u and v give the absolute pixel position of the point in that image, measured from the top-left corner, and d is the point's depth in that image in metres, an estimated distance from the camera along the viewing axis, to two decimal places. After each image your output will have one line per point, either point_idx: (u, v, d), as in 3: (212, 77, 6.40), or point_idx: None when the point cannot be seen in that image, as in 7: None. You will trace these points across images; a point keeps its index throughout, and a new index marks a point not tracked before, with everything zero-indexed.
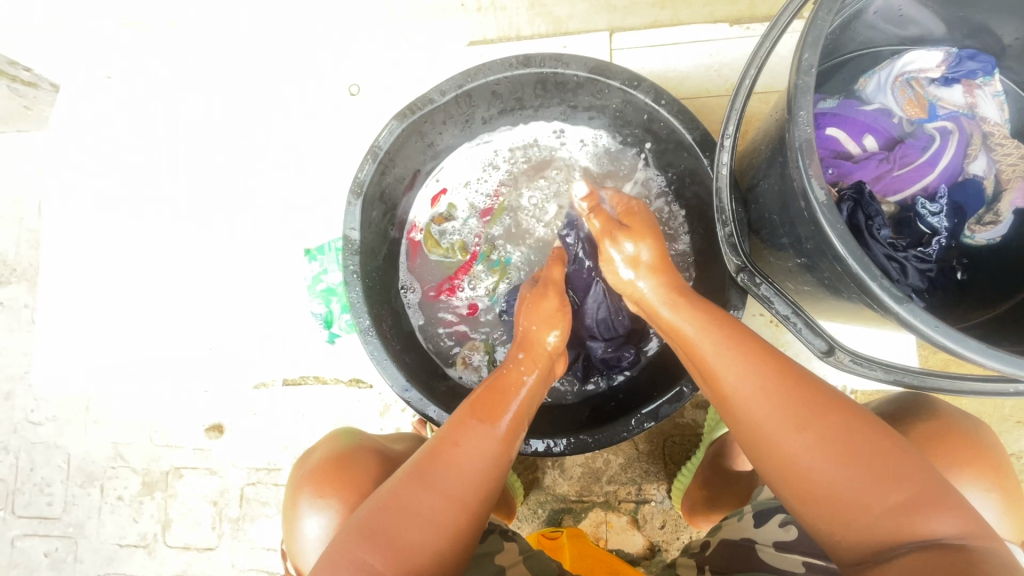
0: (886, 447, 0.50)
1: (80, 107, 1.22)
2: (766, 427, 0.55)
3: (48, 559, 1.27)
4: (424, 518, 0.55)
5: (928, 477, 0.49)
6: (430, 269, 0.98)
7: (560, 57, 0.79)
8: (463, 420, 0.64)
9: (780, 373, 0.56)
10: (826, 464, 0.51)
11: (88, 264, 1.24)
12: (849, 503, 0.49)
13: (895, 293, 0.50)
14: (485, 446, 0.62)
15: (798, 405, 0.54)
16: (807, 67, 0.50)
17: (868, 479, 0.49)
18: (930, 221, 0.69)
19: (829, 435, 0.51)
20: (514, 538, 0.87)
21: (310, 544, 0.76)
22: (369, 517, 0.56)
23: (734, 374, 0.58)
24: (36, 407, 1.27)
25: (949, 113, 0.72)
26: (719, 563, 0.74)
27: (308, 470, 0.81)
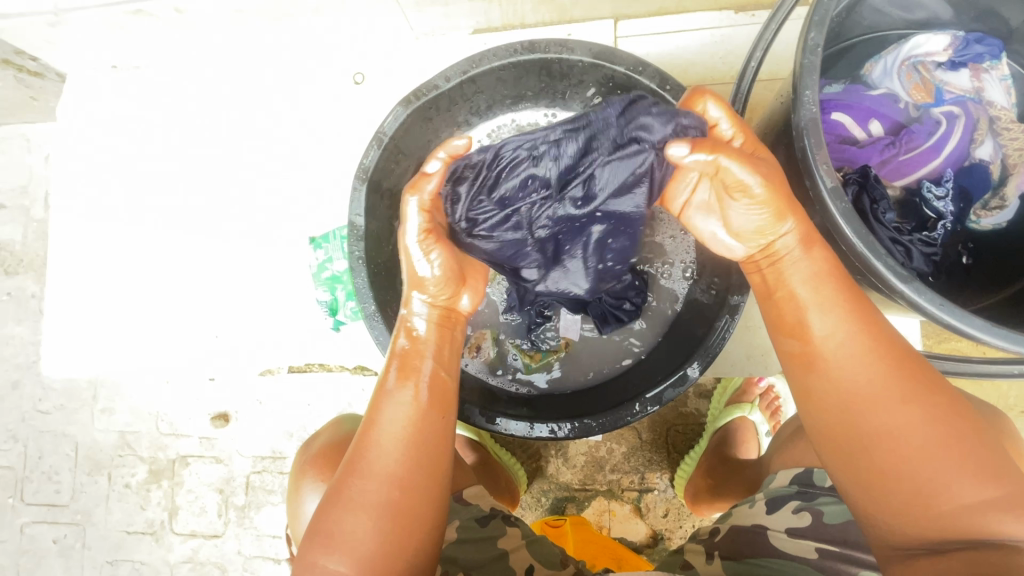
0: (972, 440, 0.48)
1: (85, 98, 1.23)
2: (857, 396, 0.52)
3: (57, 545, 1.29)
4: (357, 505, 0.58)
5: (1019, 482, 0.47)
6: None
7: (565, 43, 0.79)
8: (377, 400, 0.64)
9: (887, 345, 0.53)
10: (908, 447, 0.49)
11: (94, 253, 1.24)
12: (923, 487, 0.48)
13: (900, 271, 0.50)
14: (400, 417, 0.62)
15: (902, 381, 0.51)
16: (812, 47, 0.51)
17: (954, 470, 0.47)
18: (936, 205, 0.69)
19: (922, 419, 0.49)
20: (516, 522, 0.87)
21: None
22: (316, 520, 0.59)
23: (834, 334, 0.54)
24: (44, 396, 1.28)
25: (955, 97, 0.71)
26: (729, 548, 0.73)
27: (311, 455, 0.83)
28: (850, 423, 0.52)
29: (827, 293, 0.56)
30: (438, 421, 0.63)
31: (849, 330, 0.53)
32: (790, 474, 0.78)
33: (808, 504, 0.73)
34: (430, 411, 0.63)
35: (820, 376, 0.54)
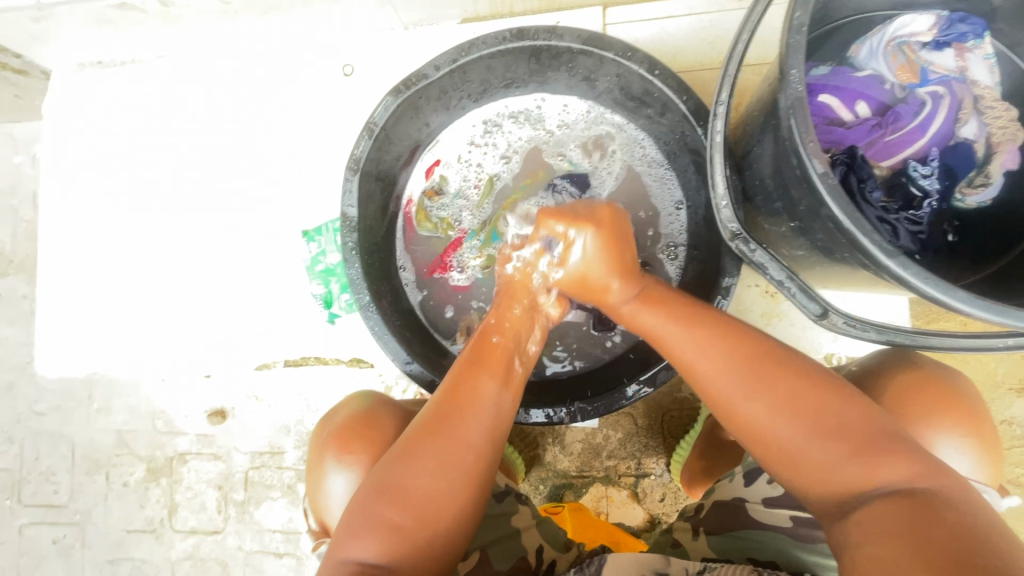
0: (831, 404, 0.56)
1: (68, 95, 1.22)
2: (726, 400, 0.60)
3: (57, 546, 1.29)
4: (436, 467, 0.59)
5: (888, 433, 0.54)
6: (422, 246, 0.99)
7: (553, 29, 0.79)
8: (463, 372, 0.67)
9: (738, 343, 0.61)
10: (786, 437, 0.56)
11: (86, 252, 1.24)
12: (813, 458, 0.55)
13: (886, 248, 0.50)
14: (495, 398, 0.65)
15: (750, 371, 0.59)
16: (798, 27, 0.51)
17: (828, 438, 0.54)
18: (922, 183, 0.70)
19: (783, 398, 0.57)
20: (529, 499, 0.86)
21: (335, 500, 0.78)
22: (381, 475, 0.60)
23: (695, 351, 0.62)
24: (39, 397, 1.28)
25: (940, 77, 0.72)
26: (714, 524, 0.74)
27: (332, 430, 0.82)
28: (737, 423, 0.60)
29: (676, 322, 0.65)
30: (512, 408, 0.67)
31: (697, 343, 0.62)
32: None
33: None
34: (509, 395, 0.67)
35: (701, 394, 0.62)
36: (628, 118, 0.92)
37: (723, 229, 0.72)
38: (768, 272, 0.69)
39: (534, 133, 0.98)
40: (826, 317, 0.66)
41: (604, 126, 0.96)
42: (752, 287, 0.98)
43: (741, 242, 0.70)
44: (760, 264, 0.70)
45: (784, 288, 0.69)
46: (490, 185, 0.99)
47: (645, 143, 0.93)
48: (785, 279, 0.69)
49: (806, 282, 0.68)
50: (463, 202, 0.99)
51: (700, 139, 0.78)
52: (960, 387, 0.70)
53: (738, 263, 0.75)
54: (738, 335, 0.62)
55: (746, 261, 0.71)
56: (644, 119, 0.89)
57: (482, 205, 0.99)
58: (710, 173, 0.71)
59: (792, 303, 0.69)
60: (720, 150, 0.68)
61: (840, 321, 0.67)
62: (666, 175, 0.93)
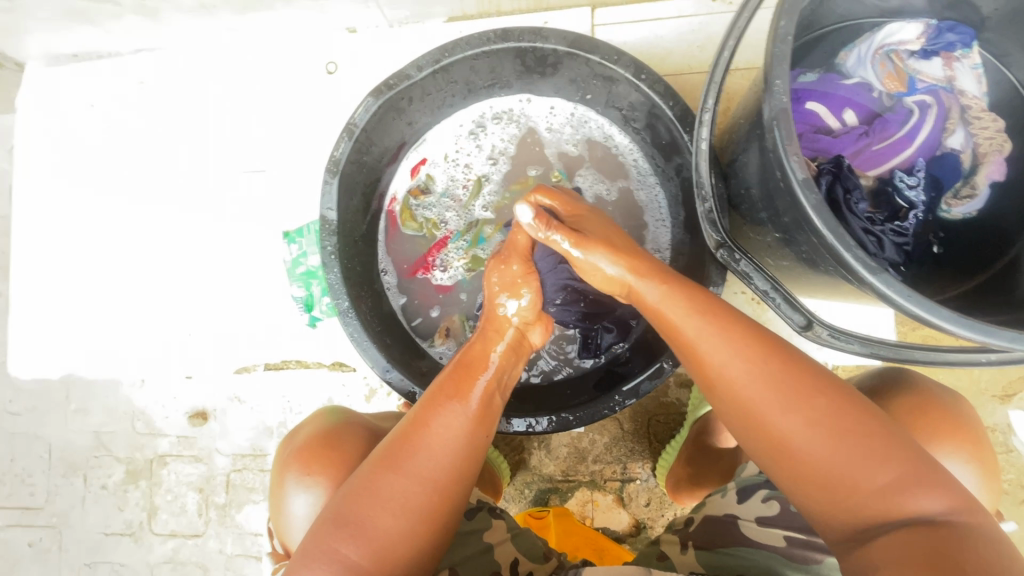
0: (868, 427, 0.52)
1: (43, 90, 1.18)
2: (760, 409, 0.55)
3: (33, 549, 1.26)
4: (396, 505, 0.58)
5: (919, 458, 0.52)
6: (405, 245, 0.97)
7: (539, 31, 0.78)
8: (432, 402, 0.64)
9: (769, 357, 0.56)
10: (818, 453, 0.53)
11: (61, 250, 1.20)
12: (845, 481, 0.52)
13: (869, 264, 0.49)
14: (459, 436, 0.63)
15: (786, 385, 0.54)
16: (783, 36, 0.49)
17: (862, 462, 0.51)
18: (907, 195, 0.69)
19: (819, 419, 0.53)
20: (504, 514, 0.87)
21: (298, 521, 0.77)
22: (341, 507, 0.59)
23: (727, 360, 0.57)
24: (14, 397, 1.25)
25: (927, 87, 0.71)
26: (703, 539, 0.74)
27: (295, 447, 0.81)
28: (765, 436, 0.55)
29: (703, 317, 0.60)
30: (479, 441, 0.64)
31: (720, 340, 0.57)
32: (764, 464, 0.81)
33: (776, 491, 0.75)
34: (476, 430, 0.64)
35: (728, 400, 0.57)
36: (615, 122, 0.91)
37: (708, 238, 0.71)
38: (753, 282, 0.68)
39: (522, 136, 0.96)
40: (810, 329, 0.65)
41: (592, 130, 0.94)
42: (739, 294, 0.97)
43: (726, 251, 0.70)
44: (745, 274, 0.69)
45: (768, 298, 0.68)
46: (478, 186, 0.97)
47: (633, 148, 0.92)
48: (770, 289, 0.68)
49: (790, 293, 0.68)
50: (449, 202, 0.97)
51: (687, 146, 0.77)
52: (961, 411, 0.71)
53: (724, 273, 0.74)
54: (765, 347, 0.56)
55: (730, 270, 0.71)
56: (631, 124, 0.88)
57: (469, 207, 0.97)
58: (695, 182, 0.69)
59: (777, 313, 0.69)
60: (705, 159, 0.67)
61: (824, 334, 0.66)
62: (653, 181, 0.92)
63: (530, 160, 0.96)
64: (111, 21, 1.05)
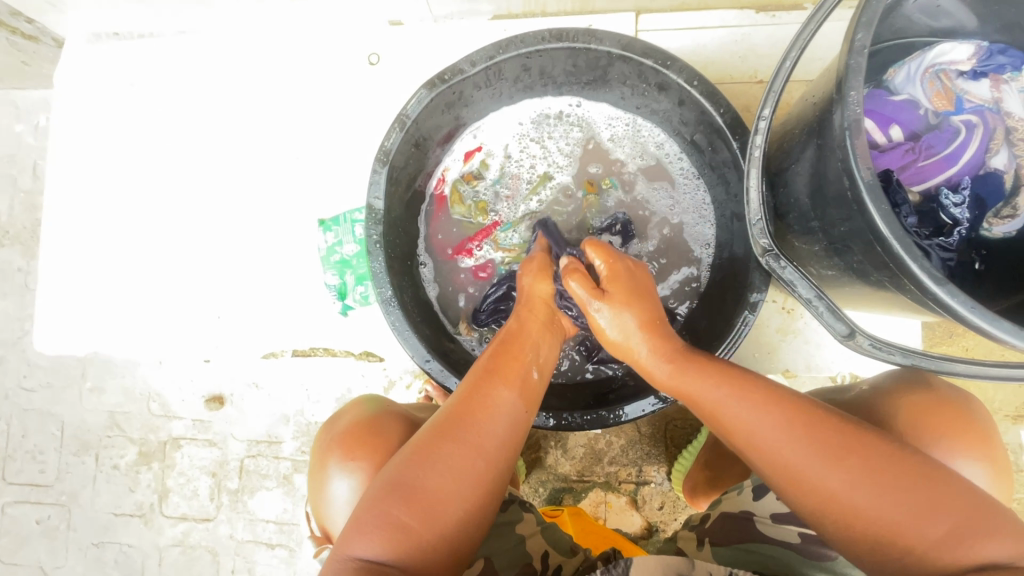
0: (906, 466, 0.54)
1: (79, 67, 1.18)
2: (808, 475, 0.56)
3: (40, 526, 1.26)
4: (451, 469, 0.59)
5: (961, 494, 0.53)
6: (449, 225, 0.97)
7: (593, 33, 0.79)
8: (485, 377, 0.67)
9: (798, 417, 0.58)
10: (875, 509, 0.53)
11: (87, 228, 1.20)
12: (891, 533, 0.52)
13: (934, 274, 0.50)
14: (514, 407, 0.66)
15: (824, 441, 0.56)
16: (859, 48, 0.51)
17: (911, 506, 0.52)
18: (952, 211, 0.70)
19: (864, 470, 0.54)
20: (532, 508, 0.87)
21: (339, 506, 0.76)
22: (398, 470, 0.59)
23: (764, 421, 0.59)
24: (30, 373, 1.25)
25: (974, 106, 0.73)
26: (720, 535, 0.76)
27: (337, 433, 0.81)
28: (815, 498, 0.56)
29: (727, 386, 0.62)
30: (525, 419, 0.67)
31: (753, 406, 0.60)
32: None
33: None
34: (525, 407, 0.67)
35: (773, 467, 0.58)
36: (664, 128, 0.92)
37: (755, 244, 0.72)
38: (797, 290, 0.69)
39: (573, 136, 0.97)
40: (853, 338, 0.66)
41: (642, 135, 0.95)
42: (769, 303, 0.98)
43: (772, 258, 0.71)
44: (789, 281, 0.70)
45: (812, 306, 0.69)
46: (545, 180, 0.97)
47: (679, 155, 0.93)
48: (814, 298, 0.69)
49: (834, 302, 0.69)
50: (501, 191, 0.97)
51: (736, 153, 0.78)
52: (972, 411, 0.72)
53: (768, 279, 0.75)
54: (788, 400, 0.60)
55: (775, 277, 0.72)
56: (678, 132, 0.89)
57: (529, 204, 0.97)
58: (745, 190, 0.71)
59: (819, 321, 0.69)
60: (758, 167, 0.69)
61: (865, 343, 0.67)
62: (702, 194, 0.92)
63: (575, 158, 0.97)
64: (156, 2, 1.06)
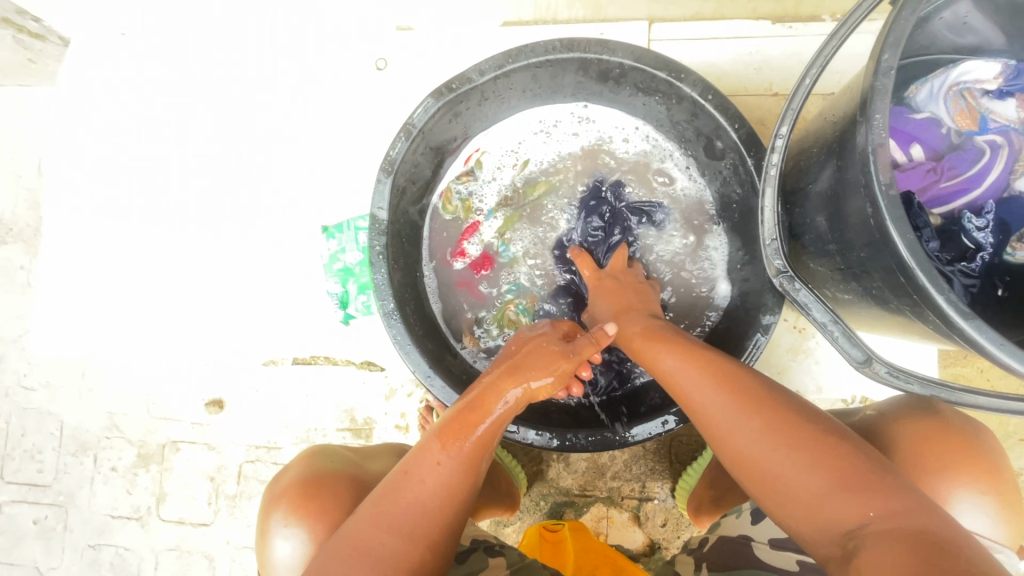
0: (808, 431, 0.57)
1: (85, 66, 1.17)
2: (719, 429, 0.62)
3: (37, 526, 1.25)
4: (383, 563, 0.55)
5: (866, 466, 0.53)
6: (440, 231, 0.94)
7: (606, 43, 0.77)
8: (425, 447, 0.65)
9: (722, 376, 0.64)
10: (775, 468, 0.57)
11: (91, 228, 1.19)
12: (781, 487, 0.56)
13: (962, 307, 0.48)
14: (451, 475, 0.62)
15: (737, 399, 0.61)
16: (885, 69, 0.49)
17: (804, 465, 0.55)
18: (975, 235, 0.68)
19: (771, 426, 0.58)
20: (502, 551, 0.84)
21: (281, 565, 0.73)
22: (323, 565, 0.55)
23: (684, 372, 0.66)
24: (29, 371, 1.24)
25: (999, 126, 0.70)
26: (717, 559, 0.73)
27: (277, 492, 0.77)
28: (731, 454, 0.61)
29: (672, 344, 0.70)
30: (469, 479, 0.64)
31: (678, 358, 0.68)
32: None
33: None
34: (466, 475, 0.63)
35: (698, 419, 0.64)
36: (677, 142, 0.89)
37: (768, 265, 0.70)
38: (812, 314, 0.67)
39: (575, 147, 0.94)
40: (869, 365, 0.64)
41: (648, 146, 0.92)
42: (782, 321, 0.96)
43: (786, 280, 0.69)
44: (804, 304, 0.68)
45: (826, 331, 0.67)
46: (524, 165, 0.95)
47: (692, 166, 0.90)
48: (829, 322, 0.67)
49: (850, 327, 0.66)
50: (490, 185, 0.95)
51: (751, 169, 0.75)
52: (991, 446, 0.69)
53: (780, 301, 0.74)
54: (711, 357, 0.66)
55: (788, 299, 0.69)
56: (693, 144, 0.87)
57: (510, 187, 0.95)
58: (761, 208, 0.68)
59: (833, 346, 0.67)
60: (774, 185, 0.66)
61: (883, 370, 0.64)
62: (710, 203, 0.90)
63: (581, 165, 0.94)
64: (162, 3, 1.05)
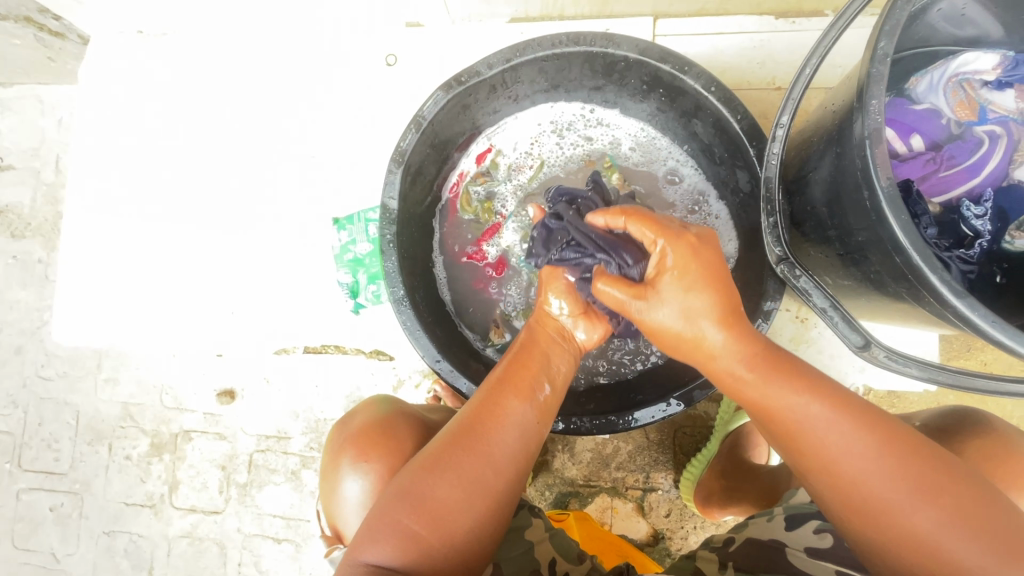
0: (943, 479, 0.51)
1: (103, 63, 1.21)
2: (845, 476, 0.54)
3: (54, 514, 1.28)
4: (463, 479, 0.59)
5: (1003, 523, 0.49)
6: (461, 231, 0.97)
7: (612, 38, 0.79)
8: (501, 387, 0.66)
9: (851, 415, 0.55)
10: (907, 519, 0.51)
11: (108, 223, 1.22)
12: (906, 539, 0.51)
13: (955, 286, 0.50)
14: (525, 417, 0.65)
15: (869, 446, 0.53)
16: (882, 56, 0.50)
17: (942, 520, 0.50)
18: (974, 223, 0.69)
19: (907, 475, 0.52)
20: (541, 514, 0.87)
21: (348, 507, 0.77)
22: (409, 484, 0.59)
23: (805, 411, 0.56)
24: (47, 362, 1.27)
25: (999, 117, 0.71)
26: (744, 561, 0.70)
27: (350, 434, 0.81)
28: (849, 500, 0.54)
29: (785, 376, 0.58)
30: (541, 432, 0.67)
31: (804, 400, 0.56)
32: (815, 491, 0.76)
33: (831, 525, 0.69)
34: (541, 417, 0.67)
35: (811, 461, 0.55)
36: (676, 135, 0.92)
37: (769, 252, 0.72)
38: (811, 300, 0.69)
39: (579, 146, 0.97)
40: (868, 349, 0.65)
41: (647, 141, 0.95)
42: (785, 312, 0.97)
43: (786, 267, 0.71)
44: (804, 290, 0.70)
45: (826, 316, 0.69)
46: (544, 163, 0.97)
47: (688, 157, 0.93)
48: (829, 307, 0.69)
49: (850, 313, 0.68)
50: (508, 188, 0.97)
51: (753, 160, 0.77)
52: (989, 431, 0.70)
53: (781, 288, 0.74)
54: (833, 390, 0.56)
55: (789, 286, 0.71)
56: (692, 136, 0.89)
57: (529, 189, 0.97)
58: (763, 196, 0.70)
59: (833, 331, 0.69)
60: (775, 174, 0.68)
61: (881, 355, 0.66)
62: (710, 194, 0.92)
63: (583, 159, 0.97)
64: None
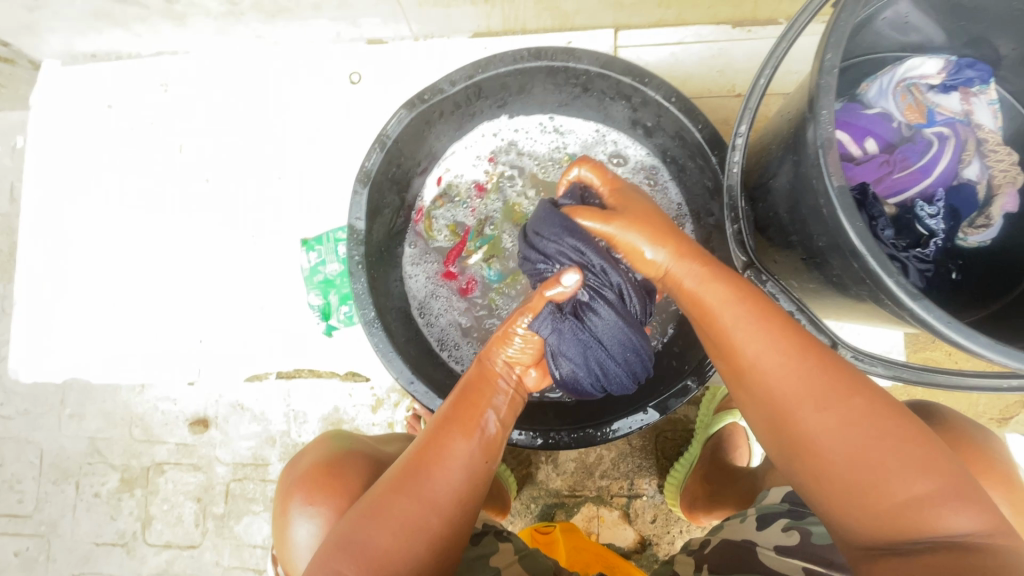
0: (884, 417, 0.49)
1: (57, 89, 1.17)
2: (784, 402, 0.53)
3: (18, 559, 1.21)
4: (396, 525, 0.58)
5: (954, 468, 0.47)
6: (425, 258, 0.96)
7: (572, 52, 0.79)
8: (440, 432, 0.66)
9: (804, 348, 0.54)
10: (825, 440, 0.50)
11: (68, 252, 1.18)
12: (819, 457, 0.50)
13: (909, 289, 0.52)
14: (468, 460, 0.65)
15: (816, 375, 0.52)
16: (829, 68, 0.52)
17: (886, 459, 0.47)
18: (928, 223, 0.72)
19: (848, 417, 0.49)
20: (510, 538, 0.86)
21: (301, 551, 0.73)
22: (346, 531, 0.58)
23: (755, 340, 0.55)
24: (5, 400, 1.21)
25: (946, 119, 0.74)
26: (717, 561, 0.68)
27: (297, 476, 0.77)
28: (787, 429, 0.53)
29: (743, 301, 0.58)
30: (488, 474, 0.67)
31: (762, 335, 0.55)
32: (782, 491, 0.73)
33: (797, 522, 0.66)
34: (483, 458, 0.66)
35: (757, 380, 0.55)
36: (630, 134, 0.93)
37: (735, 257, 0.74)
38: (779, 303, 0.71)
39: (535, 157, 0.97)
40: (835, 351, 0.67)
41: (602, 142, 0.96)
42: None
43: (752, 272, 0.73)
44: (771, 294, 0.72)
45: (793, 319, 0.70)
46: (504, 171, 0.97)
47: (642, 150, 0.94)
48: (796, 311, 0.71)
49: (816, 315, 0.70)
50: (469, 205, 0.97)
51: (715, 168, 0.78)
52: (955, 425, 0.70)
53: None
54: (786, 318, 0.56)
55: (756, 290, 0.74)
56: (646, 135, 0.90)
57: (490, 202, 0.97)
58: (726, 204, 0.72)
59: None
60: (737, 182, 0.70)
61: (848, 354, 0.68)
62: (670, 187, 0.93)
63: (545, 164, 0.97)
64: (133, 25, 1.06)
